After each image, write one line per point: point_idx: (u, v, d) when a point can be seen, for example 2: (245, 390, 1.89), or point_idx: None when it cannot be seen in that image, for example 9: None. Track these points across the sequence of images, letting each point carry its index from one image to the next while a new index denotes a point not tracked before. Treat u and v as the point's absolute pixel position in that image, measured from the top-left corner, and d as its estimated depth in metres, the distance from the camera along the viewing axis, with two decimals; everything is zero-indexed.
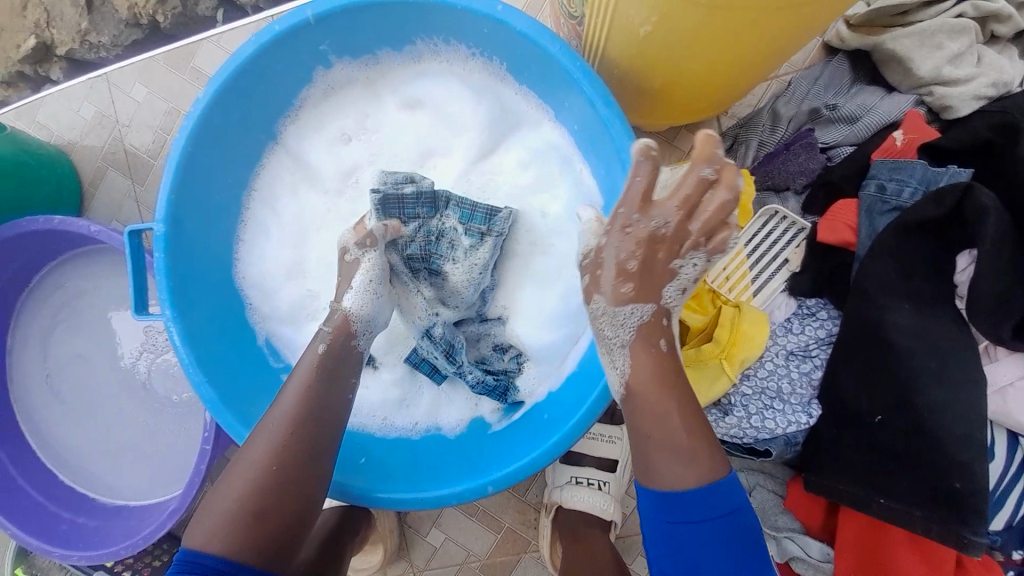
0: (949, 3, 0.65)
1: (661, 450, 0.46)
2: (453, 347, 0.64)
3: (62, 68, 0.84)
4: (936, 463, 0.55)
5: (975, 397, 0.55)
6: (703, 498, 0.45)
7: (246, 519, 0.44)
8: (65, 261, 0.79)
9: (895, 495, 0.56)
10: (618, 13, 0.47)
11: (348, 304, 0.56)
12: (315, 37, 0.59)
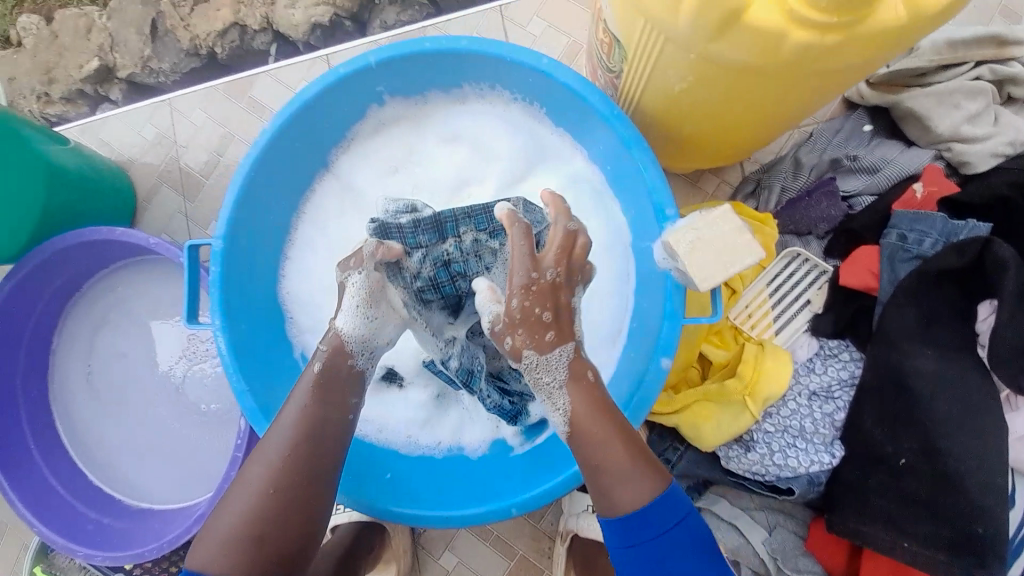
0: (966, 66, 0.69)
1: (611, 476, 0.45)
2: (474, 372, 0.63)
3: (120, 88, 1.03)
4: (958, 507, 0.56)
5: (996, 444, 0.56)
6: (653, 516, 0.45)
7: (248, 544, 0.43)
8: (117, 270, 0.83)
9: (919, 540, 0.57)
10: (656, 72, 0.51)
11: (340, 325, 0.53)
12: (374, 79, 0.65)
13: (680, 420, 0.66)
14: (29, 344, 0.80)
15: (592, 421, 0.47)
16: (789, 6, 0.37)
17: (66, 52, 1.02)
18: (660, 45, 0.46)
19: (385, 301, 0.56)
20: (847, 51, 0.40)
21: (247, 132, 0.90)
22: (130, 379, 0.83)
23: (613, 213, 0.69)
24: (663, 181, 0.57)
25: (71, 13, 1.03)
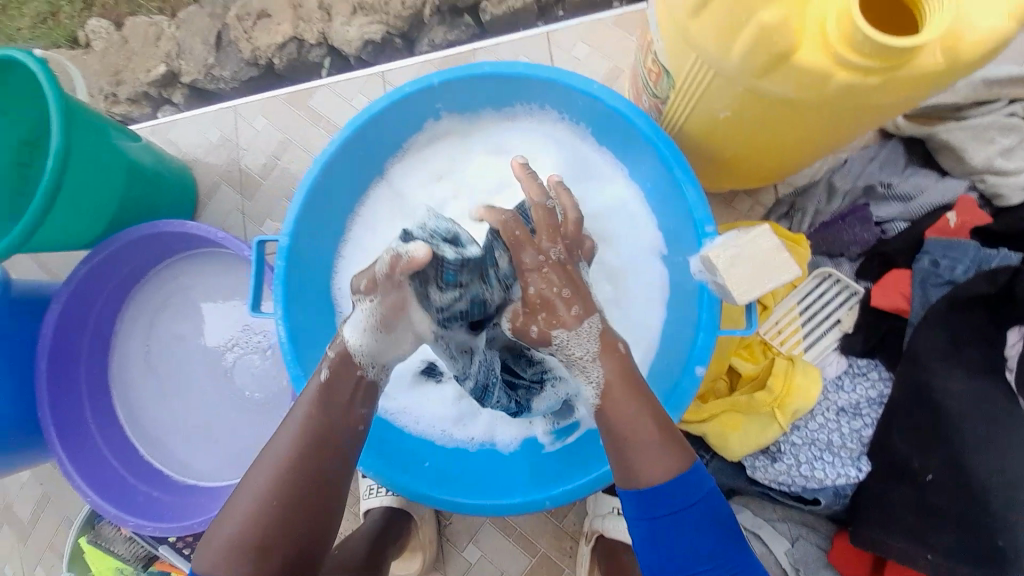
0: (1000, 102, 0.71)
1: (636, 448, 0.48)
2: (486, 388, 0.66)
3: (183, 93, 1.11)
4: (980, 524, 0.58)
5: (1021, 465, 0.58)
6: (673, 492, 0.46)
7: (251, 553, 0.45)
8: (180, 260, 0.89)
9: (945, 558, 0.58)
10: (701, 101, 0.54)
11: (351, 339, 0.52)
12: (434, 96, 0.70)
13: (709, 428, 0.69)
14: (94, 327, 0.86)
15: (624, 394, 0.50)
16: (834, 50, 0.41)
17: (135, 57, 1.10)
18: (709, 76, 0.50)
19: (399, 321, 0.53)
20: (885, 92, 0.43)
21: (304, 138, 0.97)
22: (185, 365, 0.89)
23: (649, 228, 0.73)
24: (701, 199, 0.60)
25: (140, 20, 1.10)
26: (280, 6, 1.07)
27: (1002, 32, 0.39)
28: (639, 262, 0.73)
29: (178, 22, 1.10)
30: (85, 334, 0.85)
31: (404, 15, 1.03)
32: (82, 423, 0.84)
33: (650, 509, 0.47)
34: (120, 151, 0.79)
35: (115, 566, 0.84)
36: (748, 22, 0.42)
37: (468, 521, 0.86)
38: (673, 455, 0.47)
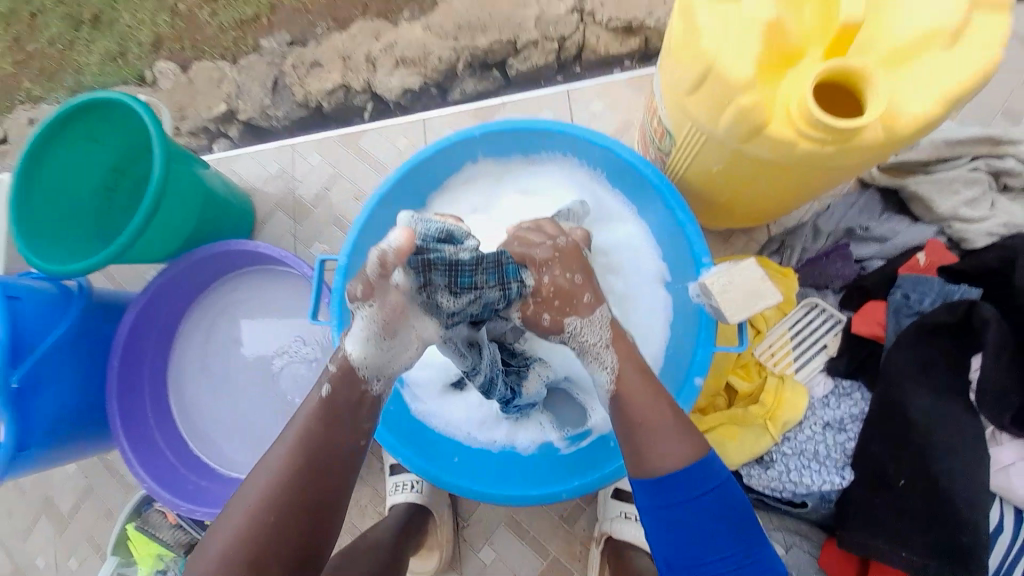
0: (965, 158, 0.80)
1: (653, 437, 0.55)
2: (492, 381, 0.69)
3: (237, 128, 1.22)
4: (950, 522, 0.64)
5: (980, 472, 0.64)
6: (686, 481, 0.53)
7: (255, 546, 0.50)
8: (238, 275, 1.01)
9: (919, 552, 0.64)
10: (699, 158, 0.67)
11: (350, 348, 0.54)
12: (473, 144, 0.84)
13: (708, 438, 0.76)
14: (160, 332, 0.97)
15: (642, 393, 0.57)
16: (797, 125, 0.53)
17: (201, 96, 1.23)
18: (703, 140, 0.62)
19: (398, 331, 0.53)
20: (843, 160, 0.54)
21: (352, 173, 1.11)
22: (236, 369, 1.00)
23: (655, 261, 0.84)
24: (699, 235, 0.71)
25: (207, 65, 1.24)
26: (331, 57, 1.17)
27: (928, 117, 0.51)
28: (647, 291, 0.83)
29: (241, 68, 1.22)
30: (152, 337, 0.95)
31: (440, 69, 1.12)
32: (142, 417, 0.93)
33: (661, 499, 0.53)
34: (199, 180, 0.91)
35: (156, 552, 0.92)
36: (730, 102, 0.54)
37: (485, 524, 0.93)
38: (683, 447, 0.54)
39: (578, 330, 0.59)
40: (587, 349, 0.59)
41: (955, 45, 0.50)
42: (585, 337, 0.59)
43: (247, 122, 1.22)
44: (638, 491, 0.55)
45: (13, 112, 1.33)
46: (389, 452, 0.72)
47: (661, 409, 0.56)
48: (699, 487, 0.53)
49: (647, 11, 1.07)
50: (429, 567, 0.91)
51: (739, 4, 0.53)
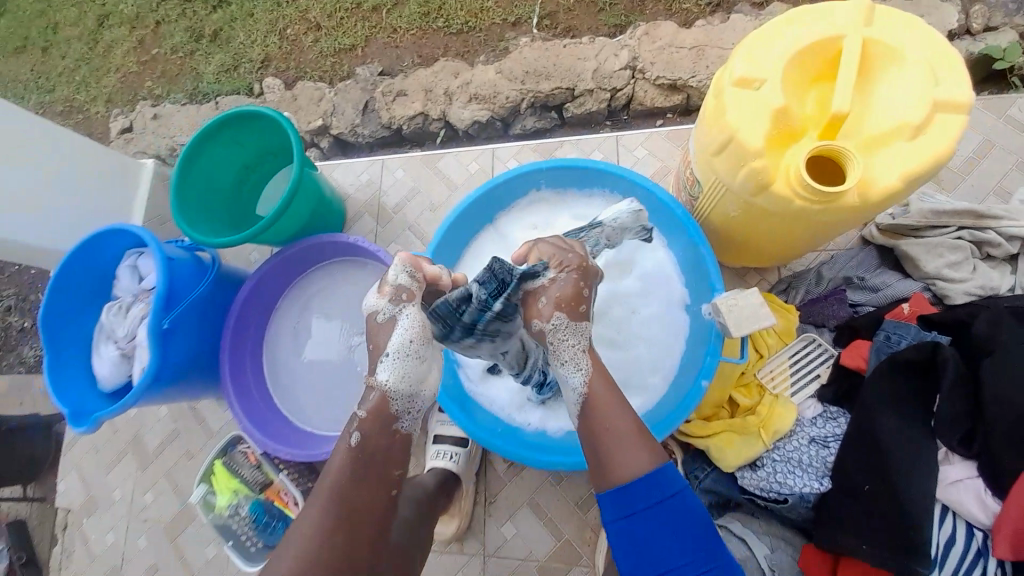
0: (950, 228, 0.94)
1: (615, 450, 0.64)
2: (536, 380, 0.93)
3: (328, 142, 1.44)
4: (902, 522, 0.77)
5: (929, 484, 0.77)
6: (643, 490, 0.62)
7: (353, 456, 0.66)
8: (333, 263, 1.24)
9: (875, 547, 0.77)
10: (720, 205, 0.84)
11: (381, 379, 0.69)
12: (537, 177, 1.04)
13: (710, 442, 0.92)
14: (266, 301, 1.19)
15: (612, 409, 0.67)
16: (793, 186, 0.69)
17: (303, 112, 1.44)
18: (724, 192, 0.80)
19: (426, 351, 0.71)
20: (832, 213, 0.70)
21: (429, 189, 1.33)
22: (320, 343, 1.21)
23: (678, 288, 1.00)
24: (715, 267, 0.88)
25: (309, 86, 1.46)
26: (415, 89, 1.37)
27: (894, 188, 0.67)
28: (668, 312, 1.00)
29: (337, 90, 1.43)
30: (257, 309, 1.18)
31: (507, 106, 1.31)
32: (242, 373, 1.14)
33: (618, 506, 0.63)
34: (314, 182, 1.15)
35: (234, 487, 1.06)
36: (744, 164, 0.71)
37: (511, 500, 1.08)
38: (639, 457, 0.63)
39: (556, 327, 0.71)
40: (560, 348, 0.71)
41: (921, 134, 0.66)
42: (563, 338, 0.71)
43: (337, 136, 1.43)
44: (604, 501, 0.64)
45: (134, 104, 1.64)
46: (445, 412, 0.90)
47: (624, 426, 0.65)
48: (650, 495, 0.62)
49: (691, 73, 1.23)
50: (449, 533, 1.04)
51: (757, 91, 0.70)
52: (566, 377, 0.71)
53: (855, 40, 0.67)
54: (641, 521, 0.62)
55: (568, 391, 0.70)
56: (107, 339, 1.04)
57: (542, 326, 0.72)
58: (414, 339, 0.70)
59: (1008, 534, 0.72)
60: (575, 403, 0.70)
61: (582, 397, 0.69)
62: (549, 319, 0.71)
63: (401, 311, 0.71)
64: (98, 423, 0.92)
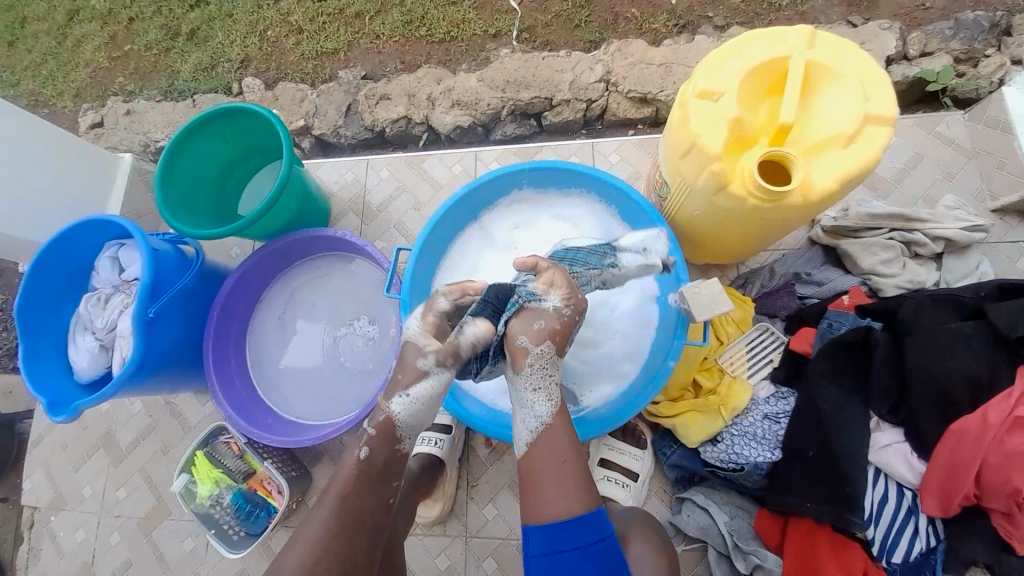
0: (883, 229, 1.07)
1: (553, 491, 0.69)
2: None
3: (309, 142, 1.47)
4: (839, 481, 0.86)
5: (864, 448, 0.87)
6: (573, 529, 0.68)
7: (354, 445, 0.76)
8: (319, 257, 1.27)
9: (817, 503, 0.87)
10: (684, 205, 0.93)
11: (394, 408, 0.74)
12: (520, 177, 1.11)
13: (676, 421, 1.00)
14: (250, 293, 1.23)
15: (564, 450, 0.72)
16: (747, 186, 0.79)
17: (285, 112, 1.47)
18: (687, 193, 0.89)
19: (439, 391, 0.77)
20: (780, 211, 0.80)
21: (414, 189, 1.38)
22: (305, 333, 1.25)
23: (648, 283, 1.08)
24: (680, 260, 0.96)
25: (291, 87, 1.49)
26: (398, 93, 1.42)
27: (832, 189, 0.77)
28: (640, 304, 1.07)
29: (320, 92, 1.47)
30: (241, 301, 1.21)
31: (488, 113, 1.38)
32: (226, 361, 1.17)
33: (546, 541, 0.68)
34: (301, 178, 1.18)
35: (215, 477, 1.10)
36: (706, 167, 0.80)
37: (492, 484, 1.12)
38: (574, 501, 0.69)
39: (541, 355, 0.76)
40: (535, 372, 0.75)
41: (852, 143, 0.77)
42: (541, 366, 0.75)
43: (318, 137, 1.47)
44: (535, 535, 0.69)
45: (104, 100, 1.62)
46: None
47: (568, 466, 0.71)
48: (577, 537, 0.68)
49: (659, 87, 1.33)
50: (435, 516, 1.07)
51: (716, 103, 0.80)
52: (533, 403, 0.75)
53: (799, 61, 0.78)
54: (563, 560, 0.68)
55: (531, 416, 0.74)
56: (83, 330, 1.10)
57: (526, 348, 0.75)
58: (435, 390, 0.75)
59: (935, 491, 0.82)
60: (534, 429, 0.74)
61: (543, 424, 0.74)
62: (537, 345, 0.75)
63: (438, 372, 0.75)
64: (77, 412, 0.96)
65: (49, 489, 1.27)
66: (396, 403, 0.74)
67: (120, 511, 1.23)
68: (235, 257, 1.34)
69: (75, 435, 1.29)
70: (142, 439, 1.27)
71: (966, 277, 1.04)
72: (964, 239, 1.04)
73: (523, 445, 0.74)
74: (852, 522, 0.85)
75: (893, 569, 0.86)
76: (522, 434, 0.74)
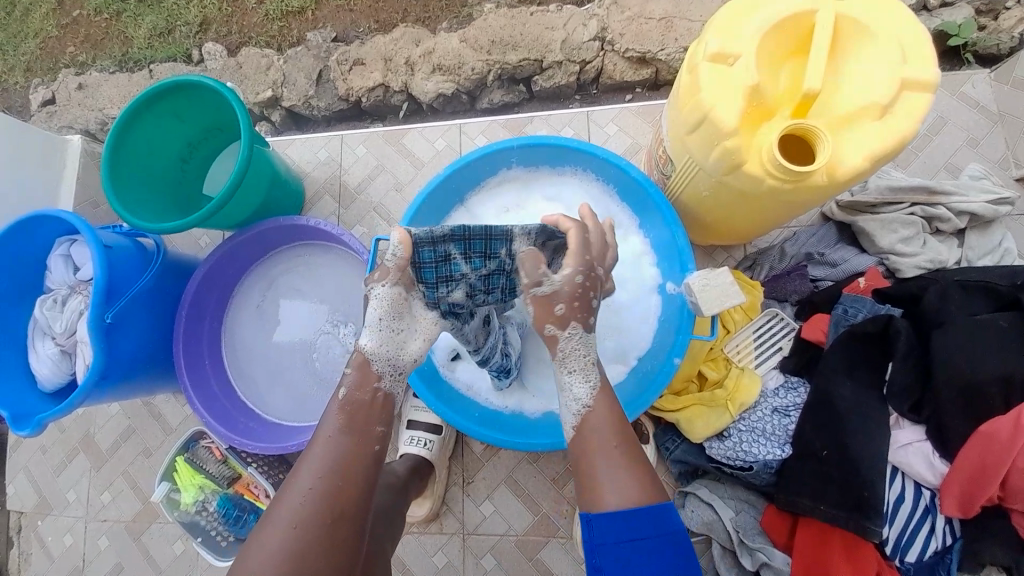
0: (904, 205, 0.99)
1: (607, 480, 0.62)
2: (506, 369, 0.91)
3: (279, 114, 1.34)
4: (854, 482, 0.83)
5: (881, 447, 0.83)
6: (645, 517, 0.60)
7: (343, 442, 0.66)
8: (296, 246, 1.18)
9: (831, 505, 0.84)
10: (692, 186, 0.84)
11: (364, 343, 0.71)
12: (510, 155, 1.00)
13: (680, 415, 0.95)
14: (221, 287, 1.14)
15: (615, 424, 0.67)
16: (765, 166, 0.70)
17: (248, 82, 1.32)
18: (697, 173, 0.80)
19: (398, 313, 0.71)
20: (802, 194, 0.71)
21: (394, 166, 1.27)
22: (283, 333, 1.17)
23: (649, 275, 1.01)
24: (688, 247, 0.88)
25: (255, 53, 1.33)
26: (373, 58, 1.28)
27: (861, 169, 0.68)
28: (640, 298, 1.00)
29: (287, 58, 1.32)
30: (212, 296, 1.12)
31: (472, 79, 1.25)
32: (201, 363, 1.10)
33: (601, 532, 0.60)
34: (268, 161, 1.07)
35: (199, 483, 1.05)
36: (717, 144, 0.71)
37: (489, 480, 1.09)
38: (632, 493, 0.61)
39: (570, 337, 0.71)
40: (570, 356, 0.71)
41: (888, 114, 0.67)
42: (575, 347, 0.71)
43: (289, 109, 1.33)
44: (594, 527, 0.60)
45: (56, 73, 1.44)
46: (417, 394, 0.88)
47: (616, 442, 0.65)
48: (645, 526, 0.59)
49: (660, 45, 1.20)
50: (420, 515, 1.03)
51: (732, 68, 0.69)
52: (571, 386, 0.70)
53: (828, 16, 0.67)
54: (620, 553, 0.58)
55: (572, 399, 0.69)
56: (43, 335, 1.00)
57: (556, 334, 0.71)
58: (386, 312, 0.70)
59: (955, 492, 0.80)
60: (576, 413, 0.69)
61: (583, 407, 0.68)
62: (565, 329, 0.70)
63: (372, 290, 0.70)
64: (43, 425, 0.89)
65: (33, 493, 1.21)
66: (362, 339, 0.71)
67: (106, 516, 1.18)
68: (204, 248, 1.24)
69: (53, 438, 1.23)
70: (126, 439, 1.21)
71: (989, 254, 0.98)
72: (990, 213, 0.97)
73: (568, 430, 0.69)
74: (870, 530, 0.81)
75: (906, 568, 0.85)
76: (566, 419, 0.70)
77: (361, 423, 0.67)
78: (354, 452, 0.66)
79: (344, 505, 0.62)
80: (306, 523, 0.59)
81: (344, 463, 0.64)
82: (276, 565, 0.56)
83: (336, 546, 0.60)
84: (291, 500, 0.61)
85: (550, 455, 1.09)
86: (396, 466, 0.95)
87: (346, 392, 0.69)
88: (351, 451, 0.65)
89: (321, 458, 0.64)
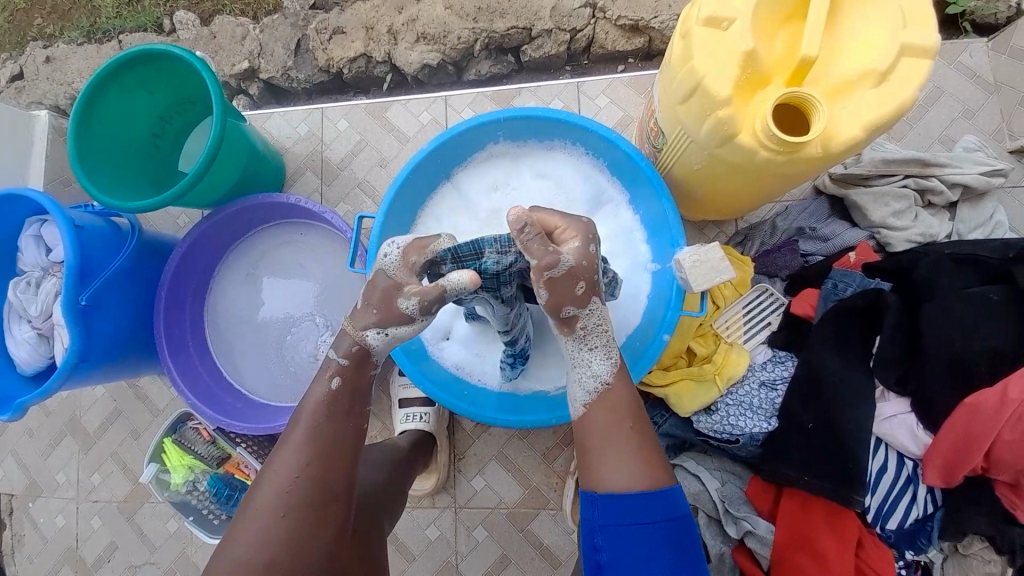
0: (897, 177, 0.97)
1: (613, 454, 0.63)
2: (515, 358, 0.89)
3: (256, 86, 1.27)
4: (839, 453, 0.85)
5: (865, 420, 0.85)
6: (653, 506, 0.60)
7: (321, 423, 0.64)
8: (278, 224, 1.14)
9: (816, 477, 0.85)
10: (683, 159, 0.82)
11: (371, 339, 0.66)
12: (497, 129, 0.97)
13: (669, 390, 0.95)
14: (202, 269, 1.11)
15: (624, 406, 0.66)
16: (758, 136, 0.67)
17: (223, 52, 1.25)
18: (688, 144, 0.77)
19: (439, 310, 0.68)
20: (796, 165, 0.69)
21: (377, 141, 1.22)
22: (268, 312, 1.15)
23: (640, 253, 0.99)
24: (677, 222, 0.87)
25: (230, 21, 1.26)
26: (354, 27, 1.22)
27: (856, 139, 0.66)
28: (630, 277, 0.99)
29: (263, 26, 1.25)
30: (193, 277, 1.10)
31: (459, 48, 1.19)
32: (183, 345, 1.08)
33: (603, 512, 0.61)
34: (245, 137, 1.02)
35: (188, 463, 1.05)
36: (711, 113, 0.68)
37: (479, 456, 1.09)
38: (639, 475, 0.61)
39: (590, 312, 0.67)
40: (591, 333, 0.67)
41: (886, 81, 0.65)
42: (596, 322, 0.67)
43: (267, 81, 1.27)
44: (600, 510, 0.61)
45: (24, 47, 1.36)
46: (394, 359, 0.86)
47: (625, 426, 0.65)
48: (649, 513, 0.60)
49: (653, 12, 1.15)
50: (428, 488, 1.05)
51: (727, 33, 0.66)
52: (589, 362, 0.67)
53: None
54: (619, 535, 0.60)
55: (588, 374, 0.67)
56: (18, 318, 0.96)
57: (577, 313, 0.66)
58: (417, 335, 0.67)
59: (937, 463, 0.82)
60: (591, 391, 0.66)
61: (601, 385, 0.66)
62: (585, 306, 0.66)
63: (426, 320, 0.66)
64: (22, 410, 0.87)
65: (22, 476, 1.20)
66: (369, 335, 0.66)
67: (98, 496, 1.18)
68: (182, 227, 1.20)
69: (39, 422, 1.21)
70: (112, 421, 1.19)
71: (979, 227, 0.96)
72: (982, 185, 0.95)
73: (578, 409, 0.67)
74: (853, 500, 0.83)
75: (887, 535, 0.87)
76: (577, 396, 0.67)
77: (342, 404, 0.65)
78: (347, 434, 0.64)
79: (324, 486, 0.61)
80: (294, 507, 0.59)
81: (337, 448, 0.63)
82: (266, 551, 0.58)
83: (317, 523, 0.60)
84: (268, 492, 0.60)
85: (539, 431, 1.09)
86: (398, 440, 0.95)
87: (340, 379, 0.66)
88: (347, 431, 0.65)
89: (298, 434, 0.63)
